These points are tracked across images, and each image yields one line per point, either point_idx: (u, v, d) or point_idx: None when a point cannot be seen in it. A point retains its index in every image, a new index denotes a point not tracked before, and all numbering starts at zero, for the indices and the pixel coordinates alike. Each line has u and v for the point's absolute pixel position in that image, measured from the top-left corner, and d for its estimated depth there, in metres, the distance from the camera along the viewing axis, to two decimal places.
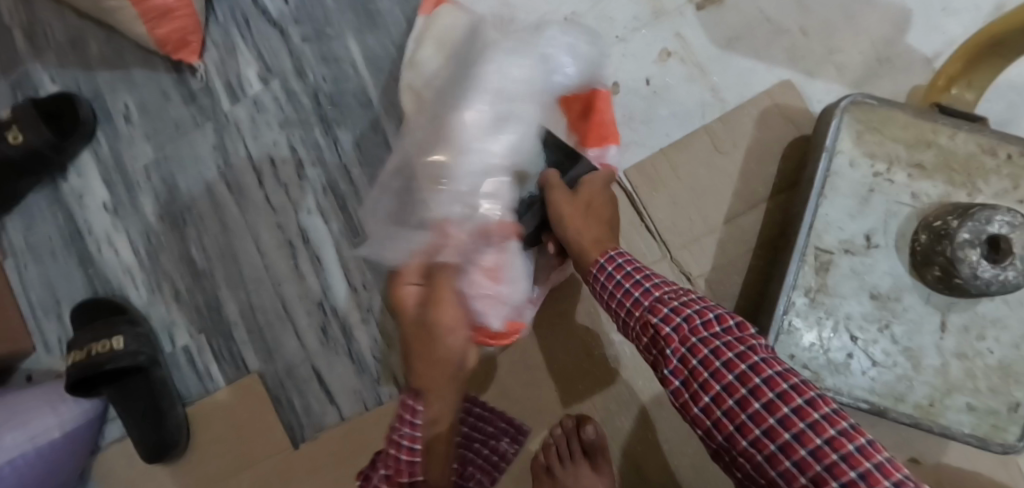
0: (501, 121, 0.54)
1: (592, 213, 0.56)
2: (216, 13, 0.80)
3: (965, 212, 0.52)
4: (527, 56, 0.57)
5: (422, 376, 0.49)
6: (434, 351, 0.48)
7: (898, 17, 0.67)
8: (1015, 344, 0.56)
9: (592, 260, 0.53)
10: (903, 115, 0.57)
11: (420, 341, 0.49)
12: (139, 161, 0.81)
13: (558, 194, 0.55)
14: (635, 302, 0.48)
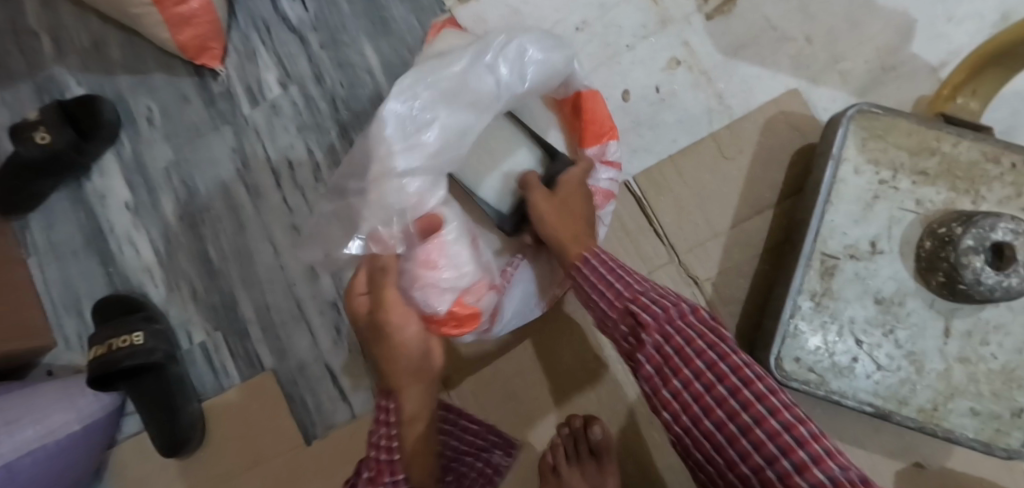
0: (420, 130, 0.51)
1: (572, 210, 0.56)
2: (237, 20, 0.82)
3: (969, 218, 0.53)
4: (455, 60, 0.53)
5: (388, 373, 0.54)
6: (390, 343, 0.55)
7: (903, 27, 0.68)
8: (1018, 350, 0.57)
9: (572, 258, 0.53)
10: (906, 123, 0.58)
11: (376, 335, 0.55)
12: (160, 162, 0.83)
13: (540, 194, 0.56)
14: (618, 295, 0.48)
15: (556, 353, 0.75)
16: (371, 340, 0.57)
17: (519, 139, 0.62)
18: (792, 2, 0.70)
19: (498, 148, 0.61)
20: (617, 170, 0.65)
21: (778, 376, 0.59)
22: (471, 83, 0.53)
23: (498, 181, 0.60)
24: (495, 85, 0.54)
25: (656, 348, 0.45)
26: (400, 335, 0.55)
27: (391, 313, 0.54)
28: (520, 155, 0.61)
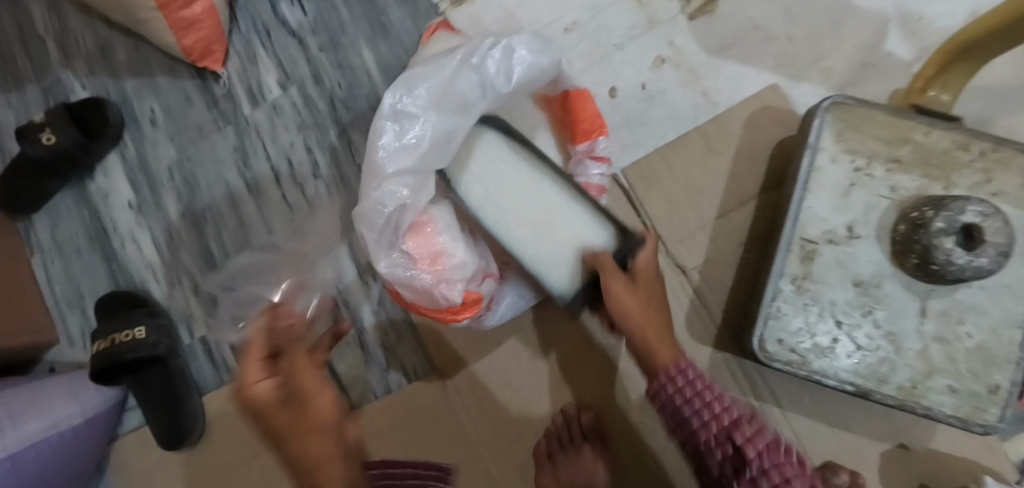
0: (405, 136, 0.51)
1: (652, 306, 0.56)
2: (239, 24, 0.85)
3: (937, 203, 0.56)
4: (439, 66, 0.53)
5: (311, 452, 0.43)
6: (311, 411, 0.44)
7: (878, 24, 0.71)
8: (993, 329, 0.59)
9: (661, 366, 0.54)
10: (881, 114, 0.61)
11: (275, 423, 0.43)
12: (163, 162, 0.85)
13: (619, 283, 0.54)
14: (707, 410, 0.50)
15: (551, 343, 0.76)
16: (277, 426, 0.43)
17: (588, 213, 0.59)
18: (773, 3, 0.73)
19: (565, 223, 0.59)
20: (607, 165, 0.68)
21: (761, 357, 0.61)
22: (460, 86, 0.53)
23: (569, 258, 0.58)
24: (480, 84, 0.55)
25: (750, 479, 0.46)
26: (317, 416, 0.44)
27: (310, 386, 0.45)
28: (588, 229, 0.59)
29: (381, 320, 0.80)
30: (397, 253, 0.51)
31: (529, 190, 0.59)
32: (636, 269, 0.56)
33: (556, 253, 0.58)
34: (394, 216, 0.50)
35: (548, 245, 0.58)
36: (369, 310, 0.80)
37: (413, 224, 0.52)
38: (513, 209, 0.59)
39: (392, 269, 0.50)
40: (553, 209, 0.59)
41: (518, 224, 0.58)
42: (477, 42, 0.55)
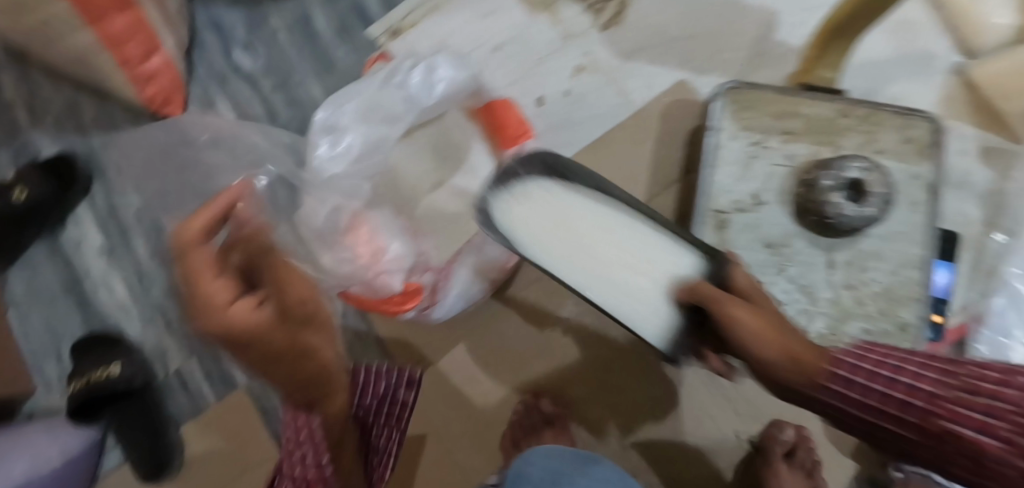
0: (338, 148, 0.59)
1: (783, 329, 0.45)
2: (197, 74, 0.91)
3: (825, 164, 0.63)
4: (365, 84, 0.60)
5: (302, 373, 0.41)
6: (310, 340, 0.40)
7: (766, 20, 0.80)
8: (893, 272, 0.65)
9: (815, 369, 0.42)
10: (770, 93, 0.68)
11: (275, 347, 0.37)
12: (131, 206, 0.89)
13: (736, 305, 0.45)
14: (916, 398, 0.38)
15: (506, 335, 0.80)
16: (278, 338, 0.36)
17: (666, 245, 0.55)
18: (673, 9, 0.81)
19: (641, 261, 0.54)
20: None
21: None
22: (385, 101, 0.61)
23: (662, 298, 0.54)
24: (405, 98, 0.62)
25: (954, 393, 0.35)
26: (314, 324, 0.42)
27: (299, 289, 0.41)
28: (673, 262, 0.55)
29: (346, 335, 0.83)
30: (339, 256, 0.57)
31: (592, 234, 0.54)
32: (739, 289, 0.50)
33: (642, 298, 0.54)
34: (331, 216, 0.58)
35: (628, 291, 0.54)
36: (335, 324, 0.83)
37: (353, 226, 0.59)
38: (577, 254, 0.54)
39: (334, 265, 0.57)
40: (624, 247, 0.54)
41: (586, 271, 0.54)
42: (396, 62, 0.61)
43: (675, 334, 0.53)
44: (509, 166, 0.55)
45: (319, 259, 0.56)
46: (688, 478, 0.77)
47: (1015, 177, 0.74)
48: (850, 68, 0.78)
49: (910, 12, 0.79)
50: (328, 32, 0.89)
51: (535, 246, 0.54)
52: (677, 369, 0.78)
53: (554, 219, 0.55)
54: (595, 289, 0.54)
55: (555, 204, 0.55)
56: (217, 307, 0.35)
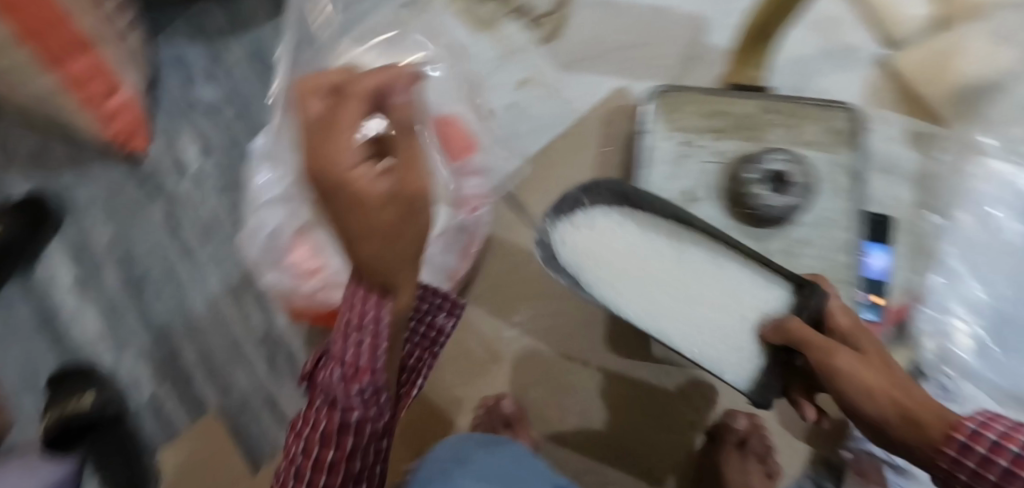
0: (280, 169, 0.60)
1: (884, 366, 0.49)
2: (160, 108, 0.93)
3: (747, 157, 0.68)
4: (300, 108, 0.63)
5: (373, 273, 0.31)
6: (404, 228, 0.31)
7: (698, 23, 0.84)
8: (826, 257, 0.68)
9: (938, 435, 0.44)
10: (697, 95, 0.71)
11: (351, 205, 0.29)
12: (100, 240, 0.90)
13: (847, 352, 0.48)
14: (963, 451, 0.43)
15: (462, 342, 0.80)
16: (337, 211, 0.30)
17: (749, 280, 0.56)
18: (609, 20, 0.85)
19: (723, 298, 0.55)
20: (483, 176, 0.78)
21: None
22: None
23: (745, 333, 0.55)
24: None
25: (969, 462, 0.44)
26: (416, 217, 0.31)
27: (419, 179, 0.32)
28: (758, 297, 0.56)
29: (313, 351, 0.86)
30: (284, 275, 0.60)
31: (671, 272, 0.55)
32: (840, 332, 0.53)
33: (726, 340, 0.54)
34: (273, 236, 0.60)
35: (709, 333, 0.54)
36: (301, 342, 0.86)
37: (296, 242, 0.60)
38: (655, 293, 0.54)
39: (279, 281, 0.60)
40: (707, 286, 0.55)
41: (667, 313, 0.54)
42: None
43: (760, 374, 0.55)
44: (571, 196, 0.53)
45: (262, 276, 0.59)
46: (654, 468, 0.77)
47: (947, 157, 0.78)
48: (774, 66, 0.82)
49: (832, 9, 0.83)
50: (283, 61, 0.93)
51: (610, 287, 0.53)
52: (632, 368, 0.78)
53: (625, 255, 0.54)
54: (677, 333, 0.54)
55: (627, 239, 0.55)
56: (337, 160, 0.29)
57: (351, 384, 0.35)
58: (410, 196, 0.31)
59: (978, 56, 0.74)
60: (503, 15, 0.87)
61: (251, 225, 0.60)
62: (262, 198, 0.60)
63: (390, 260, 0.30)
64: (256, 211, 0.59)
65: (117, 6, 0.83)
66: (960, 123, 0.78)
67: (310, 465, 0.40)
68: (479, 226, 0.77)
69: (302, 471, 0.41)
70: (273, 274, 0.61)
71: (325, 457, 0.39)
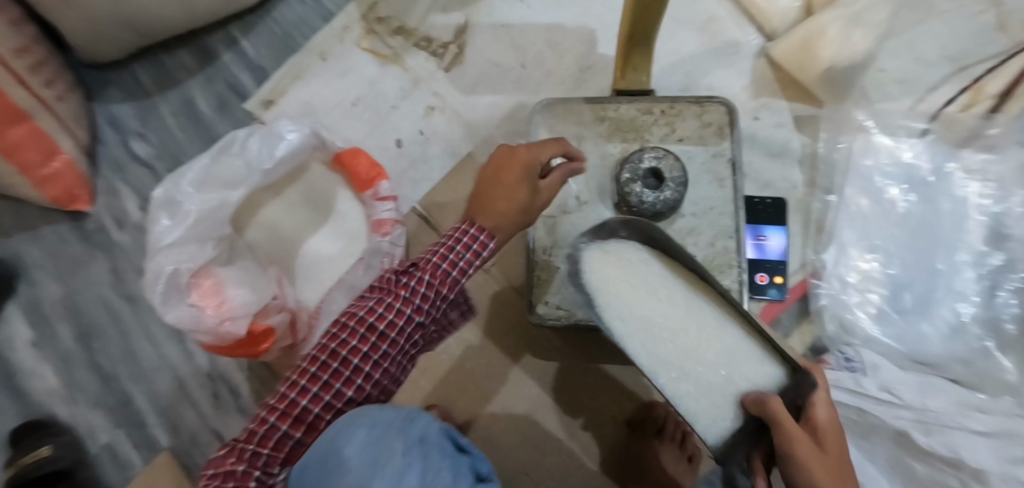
0: (178, 216, 0.67)
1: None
2: (100, 168, 0.99)
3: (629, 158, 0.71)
4: (203, 158, 0.70)
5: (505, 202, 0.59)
6: (518, 189, 0.60)
7: (586, 36, 0.91)
8: (709, 244, 0.72)
9: None
10: (578, 105, 0.77)
11: (517, 186, 0.59)
12: (52, 297, 0.95)
13: (811, 448, 0.42)
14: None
15: None
16: (511, 174, 0.60)
17: (756, 354, 0.51)
18: (504, 43, 0.92)
19: (727, 361, 0.51)
20: (394, 202, 0.82)
21: (537, 319, 0.74)
22: (234, 173, 0.71)
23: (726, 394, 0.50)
24: (244, 165, 0.72)
25: None
26: (533, 200, 0.61)
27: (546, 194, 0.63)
28: (754, 372, 0.50)
29: (253, 383, 0.90)
30: (187, 311, 0.64)
31: (681, 316, 0.52)
32: (815, 426, 0.45)
33: (710, 400, 0.50)
34: (172, 276, 0.65)
35: (695, 381, 0.50)
36: (241, 377, 0.91)
37: (196, 283, 0.67)
38: (662, 331, 0.52)
39: (179, 318, 0.64)
40: (706, 338, 0.51)
41: (662, 352, 0.51)
42: (233, 133, 0.71)
43: (729, 437, 0.50)
44: (610, 224, 0.55)
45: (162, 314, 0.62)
46: (584, 469, 0.79)
47: (842, 145, 0.82)
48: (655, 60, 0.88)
49: (714, 9, 0.88)
50: (210, 111, 0.97)
51: (620, 309, 0.53)
52: (558, 368, 0.82)
53: (648, 289, 0.53)
54: (664, 372, 0.51)
55: (656, 276, 0.54)
56: (536, 155, 0.61)
57: (443, 275, 0.55)
58: (533, 202, 0.60)
59: (835, 45, 0.79)
60: (409, 47, 0.94)
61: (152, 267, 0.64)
62: (163, 244, 0.65)
63: (495, 212, 0.58)
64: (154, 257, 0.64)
65: (47, 76, 0.89)
66: (834, 103, 0.83)
67: (375, 334, 0.53)
68: (394, 251, 0.80)
69: (364, 337, 0.53)
70: (172, 313, 0.64)
71: (393, 324, 0.53)
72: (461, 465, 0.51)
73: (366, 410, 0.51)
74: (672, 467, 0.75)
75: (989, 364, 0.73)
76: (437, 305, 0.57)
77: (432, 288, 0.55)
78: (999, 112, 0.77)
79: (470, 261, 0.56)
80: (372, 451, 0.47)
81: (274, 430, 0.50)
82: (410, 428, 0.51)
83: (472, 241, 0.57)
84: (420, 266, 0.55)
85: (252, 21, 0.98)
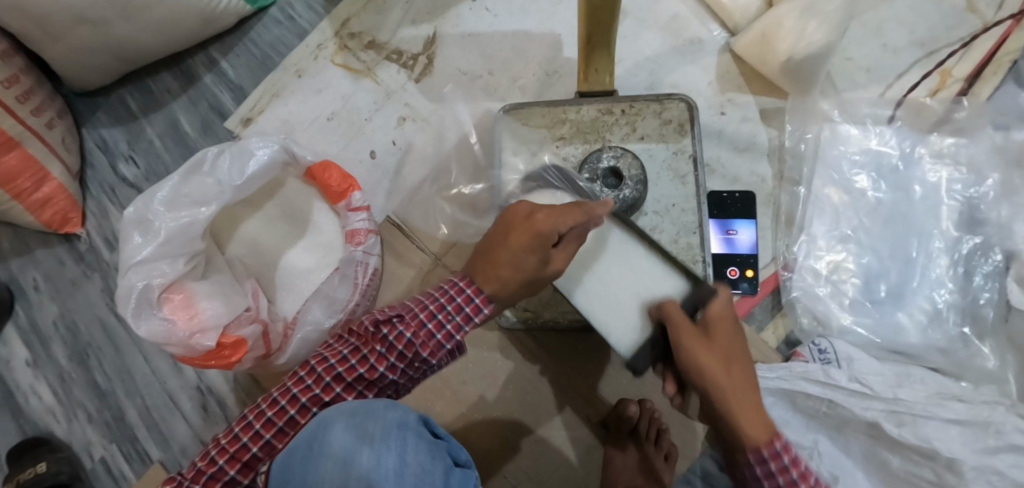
0: (150, 233, 0.69)
1: (754, 392, 0.48)
2: (91, 190, 1.02)
3: (590, 157, 0.73)
4: (173, 177, 0.72)
5: (501, 268, 0.51)
6: (515, 255, 0.50)
7: (552, 41, 0.92)
8: (673, 242, 0.73)
9: (757, 442, 0.46)
10: (539, 108, 0.79)
11: (526, 253, 0.50)
12: (48, 317, 0.99)
13: (692, 339, 0.48)
14: (778, 468, 0.46)
15: None
16: (516, 239, 0.50)
17: (659, 269, 0.57)
18: (471, 52, 0.94)
19: (634, 280, 0.57)
20: (368, 212, 0.83)
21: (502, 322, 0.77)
22: (203, 191, 0.73)
23: (634, 309, 0.56)
24: (214, 182, 0.73)
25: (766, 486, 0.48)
26: (541, 269, 0.51)
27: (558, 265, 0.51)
28: (658, 287, 0.56)
29: (239, 395, 0.92)
30: (158, 324, 0.67)
31: (599, 248, 0.58)
32: (709, 318, 0.50)
33: (620, 314, 0.56)
34: (144, 291, 0.67)
35: (614, 308, 0.57)
36: (228, 389, 0.92)
37: (167, 296, 0.69)
38: (584, 264, 0.58)
39: (151, 331, 0.66)
40: (618, 266, 0.58)
41: (586, 282, 0.58)
42: (203, 153, 0.74)
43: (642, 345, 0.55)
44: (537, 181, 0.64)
45: (133, 328, 0.65)
46: (561, 471, 0.79)
47: (810, 136, 0.81)
48: (620, 61, 0.89)
49: (676, 9, 0.89)
50: (193, 131, 1.00)
51: None
52: (532, 372, 0.82)
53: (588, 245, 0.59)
54: (583, 292, 0.58)
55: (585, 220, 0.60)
56: (541, 222, 0.50)
57: (427, 337, 0.51)
58: (544, 270, 0.51)
59: (792, 36, 0.78)
60: (381, 60, 0.96)
61: (126, 284, 0.67)
62: (133, 263, 0.68)
63: (496, 277, 0.51)
64: (126, 274, 0.67)
65: (37, 105, 0.93)
66: (801, 95, 0.82)
67: (341, 384, 0.52)
68: (367, 259, 0.81)
69: (328, 386, 0.52)
70: (147, 327, 0.66)
71: (360, 377, 0.52)
72: (440, 449, 0.50)
73: (351, 404, 0.50)
74: (648, 465, 0.74)
75: (968, 352, 0.71)
76: (416, 365, 0.53)
77: (412, 348, 0.51)
78: (966, 96, 0.78)
79: (459, 327, 0.52)
80: (351, 439, 0.47)
81: (221, 472, 0.50)
82: (387, 412, 0.49)
83: (466, 304, 0.52)
84: (405, 320, 0.51)
85: (231, 43, 1.01)
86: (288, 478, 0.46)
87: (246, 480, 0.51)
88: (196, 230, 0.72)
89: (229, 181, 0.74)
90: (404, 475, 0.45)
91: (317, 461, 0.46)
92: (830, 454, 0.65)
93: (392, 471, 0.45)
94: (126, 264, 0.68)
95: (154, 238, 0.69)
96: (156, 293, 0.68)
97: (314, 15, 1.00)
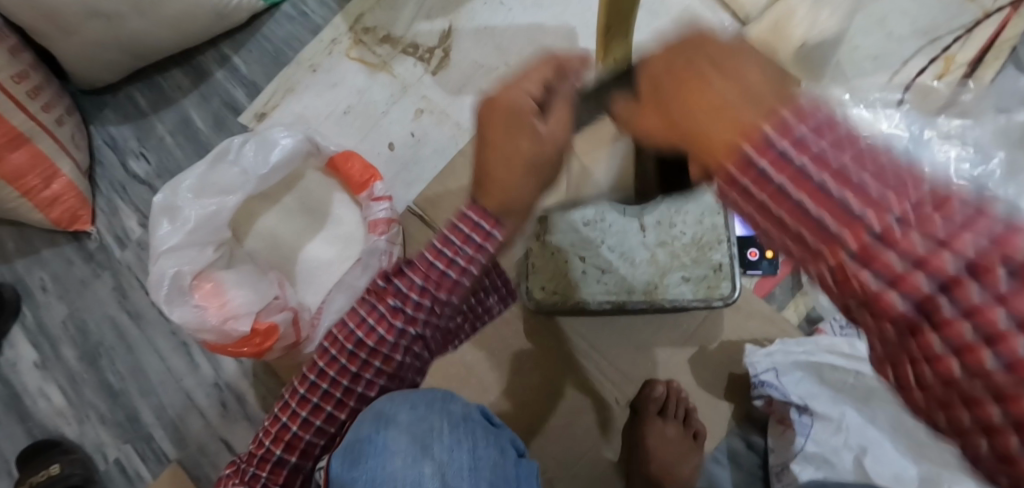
0: (178, 221, 0.69)
1: (735, 104, 0.26)
2: (100, 188, 1.00)
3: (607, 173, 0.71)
4: (199, 164, 0.71)
5: (494, 172, 0.42)
6: (512, 151, 0.41)
7: (567, 33, 0.94)
8: (697, 223, 0.78)
9: (716, 160, 0.26)
10: None
11: (512, 140, 0.41)
12: (57, 317, 0.96)
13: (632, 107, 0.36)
14: (760, 185, 0.25)
15: None
16: (496, 131, 0.42)
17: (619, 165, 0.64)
18: (487, 45, 0.95)
19: None
20: (389, 201, 0.82)
21: (533, 306, 0.78)
22: (231, 181, 0.73)
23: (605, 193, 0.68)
24: (239, 172, 0.73)
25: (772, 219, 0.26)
26: (532, 153, 0.41)
27: (555, 134, 0.42)
28: None
29: (259, 391, 0.91)
30: (190, 311, 0.67)
31: None
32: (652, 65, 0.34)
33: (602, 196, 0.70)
34: (175, 278, 0.67)
35: None
36: (247, 384, 0.91)
37: (198, 285, 0.69)
38: None
39: (185, 317, 0.66)
40: None
41: None
42: (229, 141, 0.73)
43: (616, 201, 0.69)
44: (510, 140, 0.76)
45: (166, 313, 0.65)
46: (589, 455, 0.79)
47: None
48: None
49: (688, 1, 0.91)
50: (206, 128, 0.99)
51: None
52: (558, 358, 0.82)
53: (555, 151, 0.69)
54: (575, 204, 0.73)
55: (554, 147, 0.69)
56: (507, 95, 0.42)
57: (441, 278, 0.45)
58: (548, 149, 0.42)
59: None
60: (396, 54, 0.97)
61: (158, 271, 0.67)
62: (164, 251, 0.68)
63: (498, 190, 0.42)
64: (156, 261, 0.68)
65: (46, 102, 0.91)
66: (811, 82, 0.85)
67: (366, 350, 0.50)
68: (391, 249, 0.80)
69: (353, 354, 0.51)
70: (180, 314, 0.66)
71: (383, 339, 0.49)
72: (505, 441, 0.53)
73: (402, 396, 0.52)
74: (676, 443, 0.76)
75: None
76: (439, 312, 0.48)
77: (427, 295, 0.47)
78: (970, 80, 0.82)
79: (472, 259, 0.44)
80: (420, 437, 0.50)
81: (270, 453, 0.55)
82: (450, 406, 0.53)
83: (476, 232, 0.43)
84: (415, 265, 0.47)
85: (242, 38, 1.01)
86: (356, 475, 0.49)
87: (293, 458, 0.55)
88: (223, 219, 0.72)
89: (254, 170, 0.74)
90: (478, 468, 0.49)
91: (386, 460, 0.49)
92: (856, 426, 0.69)
93: (466, 467, 0.49)
94: (156, 250, 0.68)
95: (183, 226, 0.69)
96: (185, 281, 0.68)
97: (327, 10, 1.00)
